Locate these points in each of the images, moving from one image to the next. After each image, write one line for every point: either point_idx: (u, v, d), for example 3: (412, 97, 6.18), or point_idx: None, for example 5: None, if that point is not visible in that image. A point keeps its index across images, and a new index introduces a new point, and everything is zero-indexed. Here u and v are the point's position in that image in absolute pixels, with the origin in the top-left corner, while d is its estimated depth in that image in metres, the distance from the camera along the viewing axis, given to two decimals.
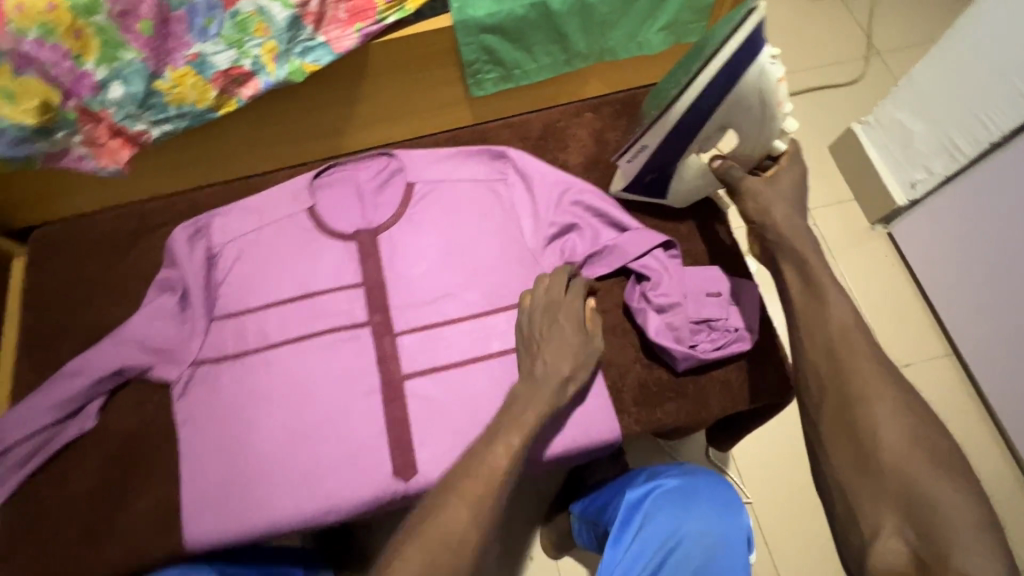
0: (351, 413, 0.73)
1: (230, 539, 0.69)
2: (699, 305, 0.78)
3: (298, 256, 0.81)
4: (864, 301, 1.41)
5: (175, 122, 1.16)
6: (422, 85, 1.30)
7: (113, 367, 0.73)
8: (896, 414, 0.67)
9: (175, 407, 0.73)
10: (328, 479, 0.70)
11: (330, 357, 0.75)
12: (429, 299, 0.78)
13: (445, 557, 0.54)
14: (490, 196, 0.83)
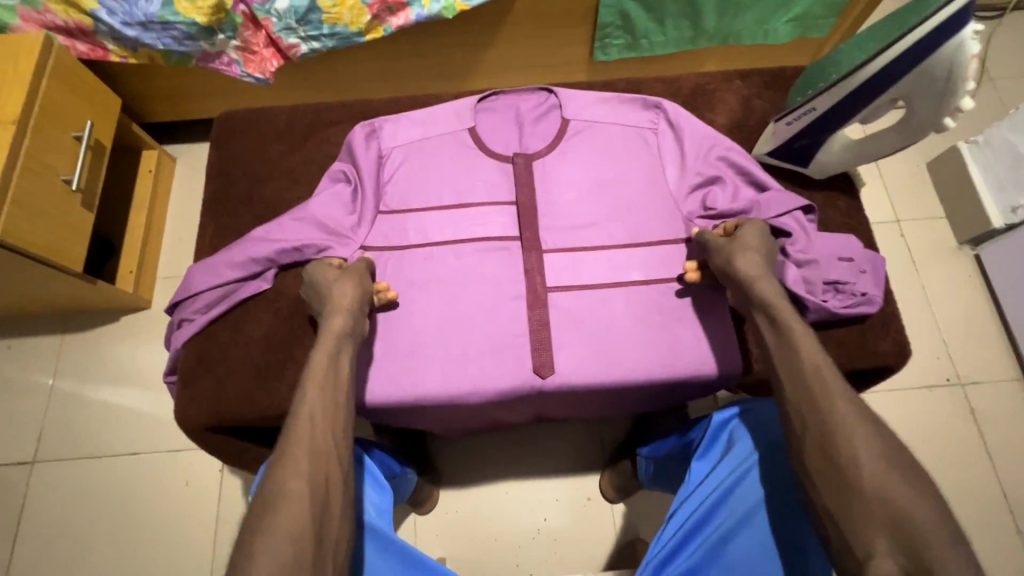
0: (497, 312, 0.84)
1: (387, 398, 0.81)
2: (833, 267, 0.82)
3: (460, 167, 0.91)
4: (942, 317, 1.43)
5: (325, 41, 1.21)
6: (552, 41, 1.35)
7: (293, 242, 0.84)
8: (863, 434, 0.64)
9: None
10: (472, 362, 0.82)
11: (480, 264, 0.87)
12: (579, 228, 0.88)
13: (302, 486, 0.61)
14: (640, 141, 0.92)
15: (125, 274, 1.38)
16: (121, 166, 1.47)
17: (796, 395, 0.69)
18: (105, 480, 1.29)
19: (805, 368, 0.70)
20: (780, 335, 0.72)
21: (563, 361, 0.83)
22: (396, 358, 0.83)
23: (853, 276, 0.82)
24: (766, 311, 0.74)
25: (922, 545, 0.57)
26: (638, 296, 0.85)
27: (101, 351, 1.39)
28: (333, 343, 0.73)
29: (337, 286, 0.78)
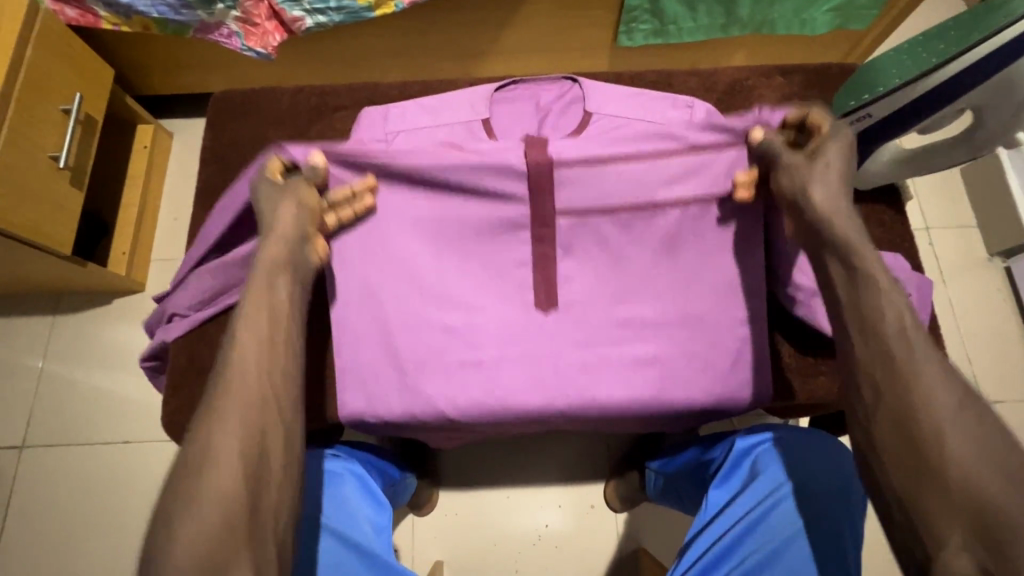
0: (511, 329, 0.83)
1: (404, 412, 0.83)
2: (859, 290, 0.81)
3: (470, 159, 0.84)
4: (966, 330, 1.37)
5: (331, 15, 1.12)
6: (573, 23, 1.26)
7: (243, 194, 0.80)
8: (948, 402, 0.57)
9: (353, 292, 0.83)
10: (484, 381, 0.82)
11: (495, 278, 0.84)
12: (596, 170, 0.79)
13: (240, 417, 0.62)
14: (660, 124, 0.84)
15: (118, 256, 1.32)
16: (115, 140, 1.40)
17: (870, 352, 0.61)
18: (96, 469, 1.26)
19: (888, 323, 0.61)
20: (858, 286, 0.64)
21: (570, 384, 0.82)
22: (411, 371, 0.82)
23: None
24: (838, 243, 0.65)
25: (999, 522, 0.52)
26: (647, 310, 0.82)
27: (93, 335, 1.35)
28: (270, 270, 0.70)
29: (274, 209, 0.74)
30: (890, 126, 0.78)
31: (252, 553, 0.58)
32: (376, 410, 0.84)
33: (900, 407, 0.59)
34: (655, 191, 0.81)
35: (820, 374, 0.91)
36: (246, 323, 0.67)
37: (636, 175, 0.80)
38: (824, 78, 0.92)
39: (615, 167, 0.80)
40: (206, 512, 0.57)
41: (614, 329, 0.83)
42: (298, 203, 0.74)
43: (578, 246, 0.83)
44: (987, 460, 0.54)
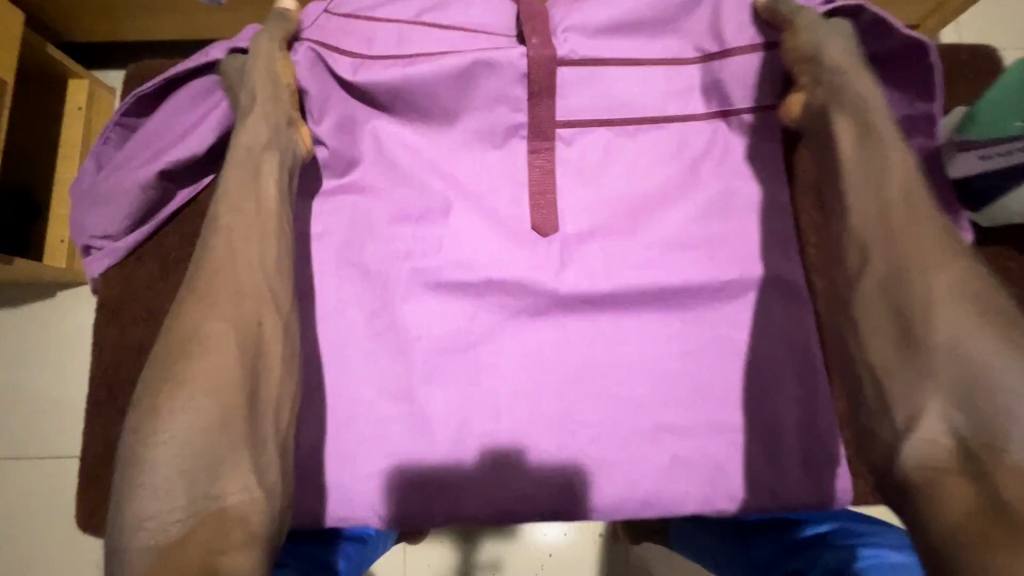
0: (532, 387, 0.61)
1: (384, 519, 0.59)
2: None
3: (463, 148, 0.65)
4: None
5: None
6: None
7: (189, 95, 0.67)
8: (962, 286, 0.45)
9: (323, 341, 0.62)
10: (487, 463, 0.59)
11: (509, 324, 0.62)
12: (604, 67, 0.63)
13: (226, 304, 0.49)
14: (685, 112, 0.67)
15: (55, 245, 1.12)
16: (43, 99, 1.16)
17: (874, 217, 0.49)
18: (47, 487, 1.13)
19: (899, 192, 0.49)
20: (860, 145, 0.52)
21: (607, 491, 0.59)
22: (388, 451, 0.60)
23: None
24: (851, 99, 0.53)
25: (987, 402, 0.41)
26: (717, 377, 0.61)
27: (34, 334, 1.17)
28: (251, 159, 0.55)
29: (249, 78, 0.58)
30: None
31: (253, 453, 0.46)
32: (336, 515, 0.59)
33: (887, 265, 0.47)
34: (665, 100, 0.64)
35: None
36: (230, 197, 0.53)
37: (661, 81, 0.64)
38: None
39: (654, 177, 0.64)
40: (183, 415, 0.44)
41: (671, 402, 0.61)
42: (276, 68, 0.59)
43: (614, 284, 0.62)
44: (983, 323, 0.43)
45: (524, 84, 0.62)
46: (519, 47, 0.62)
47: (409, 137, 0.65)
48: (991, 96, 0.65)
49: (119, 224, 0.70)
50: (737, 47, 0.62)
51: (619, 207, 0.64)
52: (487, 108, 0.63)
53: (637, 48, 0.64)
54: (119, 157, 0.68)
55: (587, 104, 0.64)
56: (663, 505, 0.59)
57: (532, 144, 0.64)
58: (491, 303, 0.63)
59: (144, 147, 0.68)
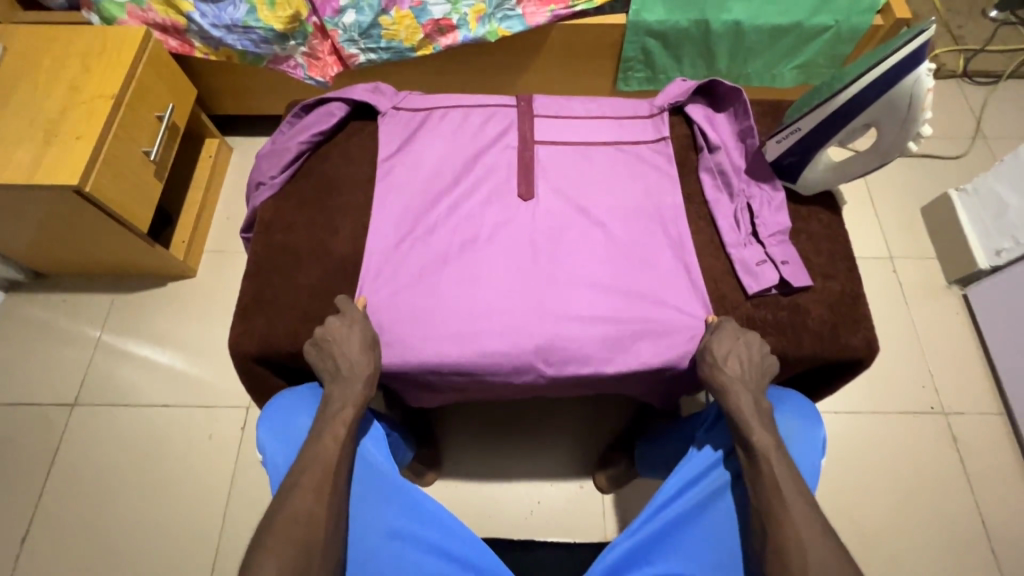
0: (514, 272, 0.92)
1: (409, 351, 0.87)
2: (777, 249, 0.91)
3: (474, 140, 1.04)
4: (928, 347, 1.50)
5: (381, 53, 1.40)
6: (582, 69, 1.52)
7: (319, 96, 1.03)
8: (809, 524, 0.68)
9: (375, 241, 0.93)
10: (489, 327, 0.87)
11: (512, 240, 0.95)
12: (563, 120, 1.07)
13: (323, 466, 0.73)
14: (617, 141, 1.04)
15: (178, 245, 1.52)
16: (188, 149, 1.65)
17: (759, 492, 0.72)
18: (134, 430, 1.39)
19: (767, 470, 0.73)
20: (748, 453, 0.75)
21: (563, 343, 0.87)
22: (414, 319, 0.88)
23: (780, 252, 0.91)
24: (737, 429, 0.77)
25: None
26: (637, 283, 0.91)
27: (145, 312, 1.53)
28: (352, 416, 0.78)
29: (347, 360, 0.81)
30: (815, 141, 0.88)
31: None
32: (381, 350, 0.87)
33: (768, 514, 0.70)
34: (599, 134, 1.05)
35: (765, 334, 0.88)
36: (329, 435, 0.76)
37: (597, 128, 1.06)
38: (775, 108, 1.07)
39: (596, 170, 1.01)
40: (307, 507, 0.69)
41: (613, 296, 0.90)
42: (360, 351, 0.82)
43: (568, 215, 0.97)
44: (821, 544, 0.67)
45: (512, 116, 1.06)
46: (513, 104, 1.08)
47: (445, 132, 1.04)
48: (794, 103, 0.91)
49: (279, 168, 0.99)
50: (639, 114, 1.07)
51: (572, 181, 1.00)
52: (491, 125, 1.05)
53: (584, 110, 1.08)
54: (285, 137, 1.01)
55: (550, 130, 1.05)
56: (606, 355, 0.88)
57: (519, 148, 1.02)
58: (497, 234, 0.95)
59: (299, 129, 1.01)
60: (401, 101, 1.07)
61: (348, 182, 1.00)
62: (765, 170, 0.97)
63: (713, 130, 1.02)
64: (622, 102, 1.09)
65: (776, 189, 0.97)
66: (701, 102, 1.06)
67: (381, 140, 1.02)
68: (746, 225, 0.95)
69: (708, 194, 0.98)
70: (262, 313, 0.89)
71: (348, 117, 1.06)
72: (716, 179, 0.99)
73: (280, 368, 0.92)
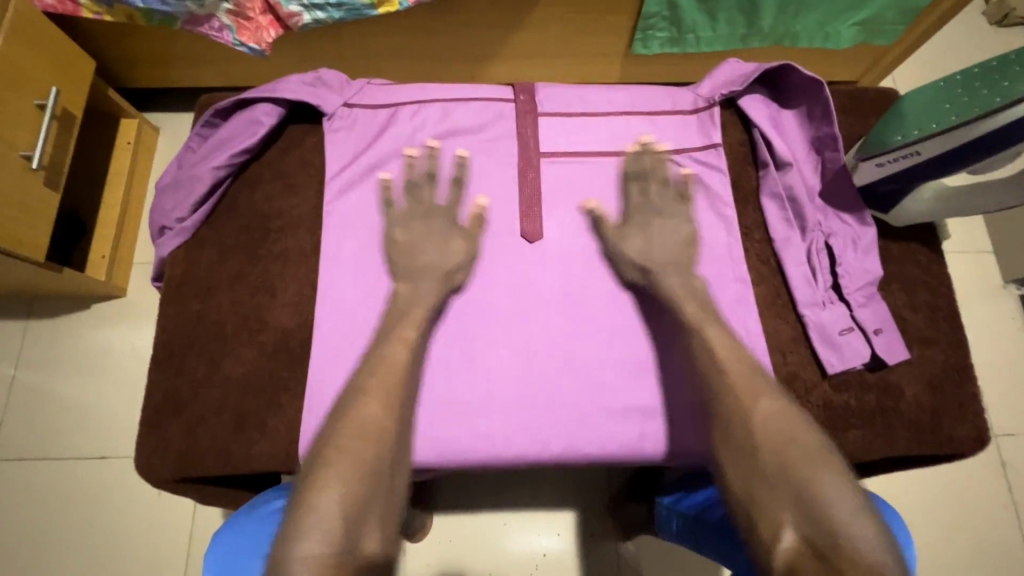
0: (516, 346, 0.69)
1: None
2: (866, 311, 0.69)
3: (459, 153, 0.76)
4: (978, 357, 1.33)
5: (330, 11, 1.07)
6: (590, 28, 1.20)
7: (237, 96, 0.73)
8: (843, 493, 0.50)
9: (325, 310, 0.68)
10: (487, 433, 0.66)
11: (513, 302, 0.71)
12: (577, 120, 0.78)
13: (364, 445, 0.53)
14: (650, 150, 0.77)
15: (98, 259, 1.24)
16: (99, 133, 1.32)
17: (769, 454, 0.53)
18: (71, 486, 1.19)
19: (765, 427, 0.54)
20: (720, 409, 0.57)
21: (581, 447, 0.66)
22: (613, 202, 0.75)
23: (870, 317, 0.69)
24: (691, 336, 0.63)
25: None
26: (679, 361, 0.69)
27: (68, 341, 1.27)
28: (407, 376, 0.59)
29: (423, 253, 0.67)
30: (938, 168, 0.64)
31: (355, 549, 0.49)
32: None
33: (797, 492, 0.50)
34: (625, 141, 0.77)
35: (851, 426, 0.68)
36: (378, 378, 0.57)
37: (623, 130, 0.78)
38: (860, 101, 0.80)
39: (621, 194, 0.75)
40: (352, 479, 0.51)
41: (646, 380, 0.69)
42: (442, 244, 0.68)
43: (586, 264, 0.73)
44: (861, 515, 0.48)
45: (509, 117, 0.78)
46: (510, 100, 0.79)
47: (417, 143, 0.76)
48: (917, 95, 0.64)
49: (190, 206, 0.71)
50: (681, 109, 0.79)
51: (590, 213, 0.75)
52: (479, 131, 0.77)
53: (605, 104, 0.79)
54: (196, 157, 0.73)
55: (560, 137, 0.77)
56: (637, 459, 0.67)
57: (520, 167, 0.76)
58: (495, 301, 0.71)
59: (215, 145, 0.73)
60: (356, 97, 0.77)
61: (289, 220, 0.73)
62: (850, 198, 0.73)
63: (781, 138, 0.76)
64: (655, 91, 0.81)
65: (864, 222, 0.73)
66: (763, 94, 0.79)
67: (330, 156, 0.74)
68: (824, 276, 0.71)
69: (775, 229, 0.73)
70: (179, 419, 0.66)
71: (282, 124, 0.76)
72: (785, 208, 0.74)
73: (238, 482, 0.71)
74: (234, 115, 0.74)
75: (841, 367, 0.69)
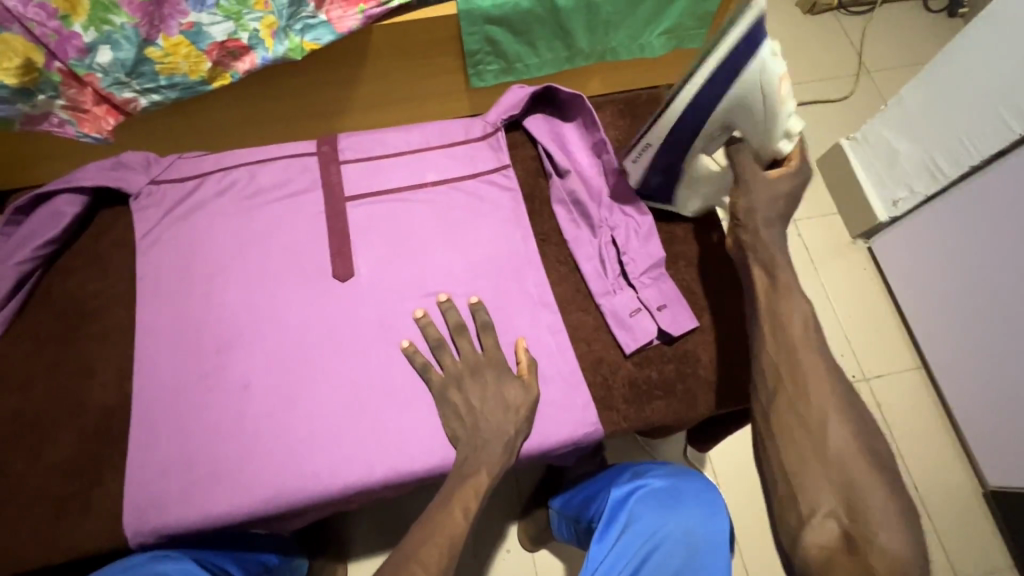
0: (334, 382, 0.73)
1: (206, 524, 0.66)
2: (653, 290, 0.76)
3: (268, 211, 0.80)
4: (843, 312, 1.44)
5: (166, 92, 1.08)
6: (425, 71, 1.29)
7: (35, 190, 0.75)
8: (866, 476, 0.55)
9: (144, 381, 0.71)
10: (312, 473, 0.68)
11: (332, 340, 0.75)
12: (378, 161, 0.84)
13: (438, 545, 0.58)
14: (448, 177, 0.83)
15: None
16: None
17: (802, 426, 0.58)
18: None
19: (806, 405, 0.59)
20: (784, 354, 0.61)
21: (404, 467, 0.70)
22: None
23: (656, 295, 0.76)
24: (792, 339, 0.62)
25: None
26: None
27: None
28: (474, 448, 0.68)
29: (487, 420, 0.68)
30: (676, 151, 0.73)
31: None
32: (171, 532, 0.66)
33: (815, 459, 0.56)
34: (424, 174, 0.84)
35: (655, 398, 0.74)
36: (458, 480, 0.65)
37: (421, 164, 0.84)
38: (633, 106, 0.90)
39: (424, 222, 0.81)
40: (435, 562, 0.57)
41: None
42: (505, 404, 0.69)
43: (398, 292, 0.78)
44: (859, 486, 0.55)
45: (314, 170, 0.83)
46: (314, 152, 0.84)
47: (227, 207, 0.80)
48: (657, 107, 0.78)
49: None
50: (472, 137, 0.86)
51: (395, 244, 0.80)
52: (287, 186, 0.82)
53: (404, 144, 0.86)
54: (0, 255, 0.74)
55: (364, 179, 0.83)
56: None
57: (328, 213, 0.81)
58: (315, 344, 0.74)
59: (18, 242, 0.75)
60: (163, 174, 0.81)
61: (106, 300, 0.75)
62: (627, 192, 0.81)
63: (562, 151, 0.84)
64: (450, 124, 0.88)
65: (643, 211, 0.81)
66: (545, 113, 0.87)
67: (141, 234, 0.78)
68: (614, 266, 0.78)
69: (567, 232, 0.81)
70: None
71: (92, 209, 0.79)
72: (573, 211, 0.82)
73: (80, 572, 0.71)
74: (36, 209, 0.76)
75: (640, 345, 0.75)
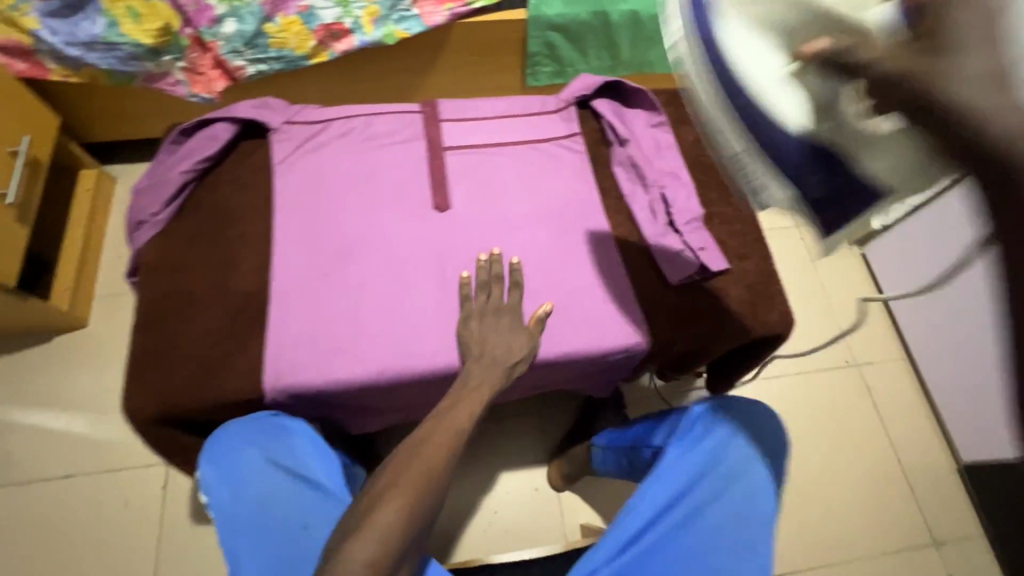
0: (433, 287, 0.88)
1: (325, 388, 0.81)
2: (694, 236, 0.94)
3: (380, 151, 0.98)
4: (838, 306, 1.62)
5: (272, 63, 1.24)
6: (489, 67, 1.49)
7: (198, 118, 0.93)
8: None
9: (279, 273, 0.86)
10: (415, 356, 0.83)
11: (431, 256, 0.91)
12: (470, 122, 1.02)
13: (437, 440, 0.69)
14: (528, 138, 1.01)
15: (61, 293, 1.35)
16: (61, 184, 1.46)
17: None
18: (36, 506, 1.24)
19: None
20: None
21: None
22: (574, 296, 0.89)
23: (696, 240, 0.93)
24: None
25: None
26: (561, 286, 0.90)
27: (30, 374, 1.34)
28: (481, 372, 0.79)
29: (496, 345, 0.81)
30: None
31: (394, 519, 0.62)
32: (297, 391, 0.80)
33: None
34: (508, 135, 1.02)
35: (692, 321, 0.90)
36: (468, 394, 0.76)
37: (505, 128, 1.02)
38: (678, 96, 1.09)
39: (507, 171, 0.99)
40: (423, 464, 0.67)
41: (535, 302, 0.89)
42: (511, 336, 0.82)
43: (485, 223, 0.94)
44: None
45: (418, 124, 1.01)
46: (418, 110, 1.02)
47: (347, 146, 0.97)
48: None
49: (161, 204, 0.89)
50: (548, 110, 1.04)
51: (483, 188, 0.97)
52: (396, 134, 1.00)
53: (491, 111, 1.04)
54: (166, 167, 0.91)
55: (458, 134, 1.01)
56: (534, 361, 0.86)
57: (429, 157, 0.98)
58: (417, 258, 0.90)
59: (182, 157, 0.91)
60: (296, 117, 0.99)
61: (245, 210, 0.91)
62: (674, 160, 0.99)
63: (622, 125, 1.02)
64: (529, 99, 1.06)
65: (687, 176, 0.99)
66: (607, 96, 1.06)
67: (278, 160, 0.95)
68: (662, 216, 0.96)
69: (624, 188, 0.98)
70: (158, 368, 0.80)
71: (236, 138, 0.96)
72: (630, 172, 1.00)
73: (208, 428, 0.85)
74: (197, 134, 0.93)
75: (682, 278, 0.92)
